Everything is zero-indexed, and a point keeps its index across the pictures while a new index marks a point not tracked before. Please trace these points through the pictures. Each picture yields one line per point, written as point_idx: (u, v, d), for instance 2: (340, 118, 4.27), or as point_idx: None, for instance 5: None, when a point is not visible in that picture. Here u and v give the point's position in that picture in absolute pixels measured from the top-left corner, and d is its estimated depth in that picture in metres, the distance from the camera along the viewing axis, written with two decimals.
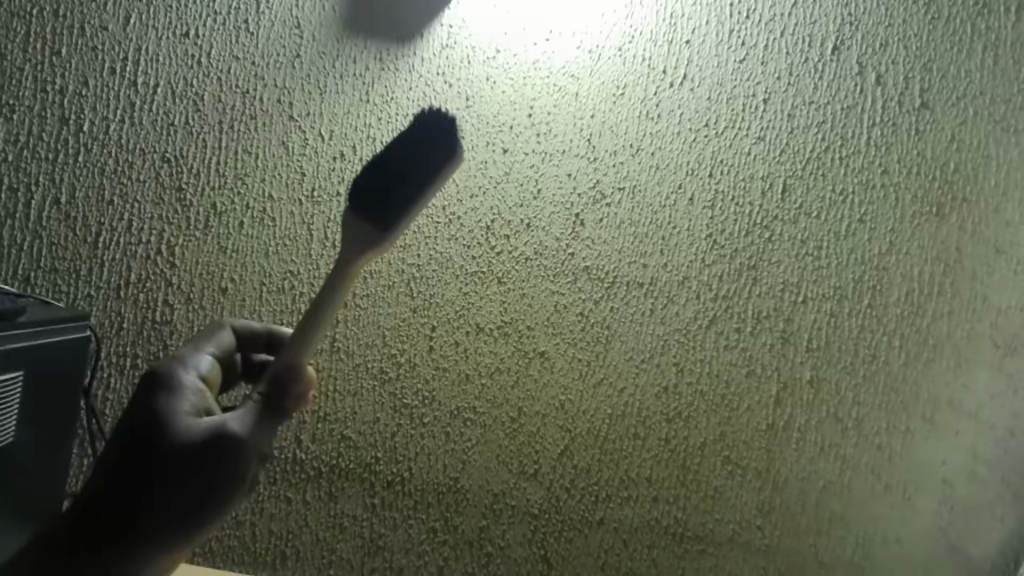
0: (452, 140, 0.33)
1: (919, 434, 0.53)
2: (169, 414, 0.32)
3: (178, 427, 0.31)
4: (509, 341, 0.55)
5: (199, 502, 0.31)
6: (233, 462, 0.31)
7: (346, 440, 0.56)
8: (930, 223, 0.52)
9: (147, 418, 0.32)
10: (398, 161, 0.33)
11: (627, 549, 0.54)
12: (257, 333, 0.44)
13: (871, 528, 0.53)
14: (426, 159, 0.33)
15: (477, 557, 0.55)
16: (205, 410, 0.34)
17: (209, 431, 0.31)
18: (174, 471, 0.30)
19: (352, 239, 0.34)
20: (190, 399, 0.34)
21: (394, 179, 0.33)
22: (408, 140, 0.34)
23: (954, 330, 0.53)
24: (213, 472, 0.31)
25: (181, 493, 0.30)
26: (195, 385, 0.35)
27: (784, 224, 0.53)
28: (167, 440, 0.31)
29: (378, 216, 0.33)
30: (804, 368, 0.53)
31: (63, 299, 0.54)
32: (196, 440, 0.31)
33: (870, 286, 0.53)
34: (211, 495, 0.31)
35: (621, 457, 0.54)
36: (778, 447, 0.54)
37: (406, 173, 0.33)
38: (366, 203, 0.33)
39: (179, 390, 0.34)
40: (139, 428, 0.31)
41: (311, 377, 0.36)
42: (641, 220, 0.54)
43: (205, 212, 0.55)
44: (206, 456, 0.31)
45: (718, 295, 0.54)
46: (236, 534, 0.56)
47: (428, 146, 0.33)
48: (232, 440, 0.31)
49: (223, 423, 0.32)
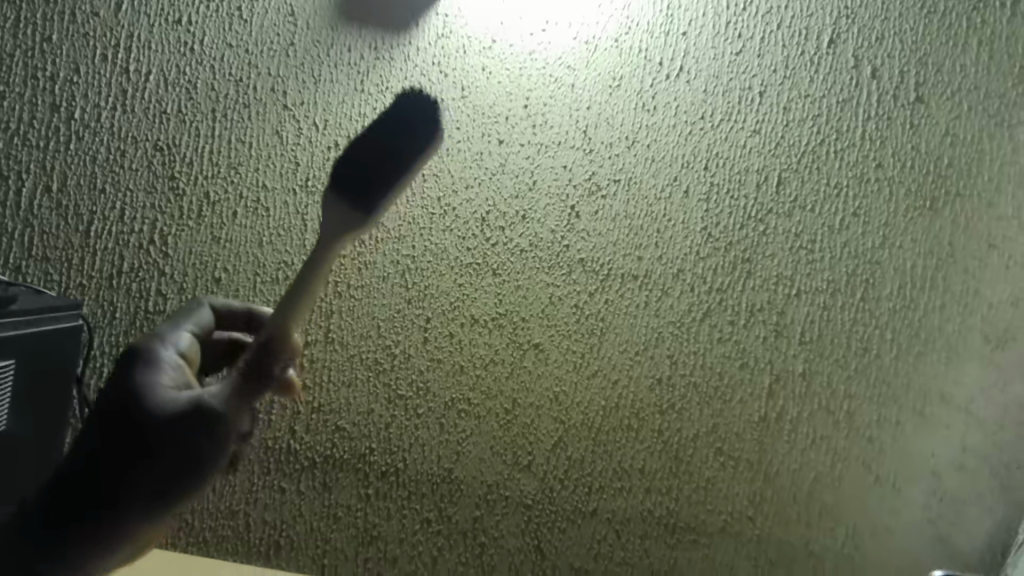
0: (435, 122, 0.33)
1: (909, 426, 0.53)
2: (147, 389, 0.32)
3: (155, 401, 0.31)
4: (504, 333, 0.55)
5: (184, 474, 0.30)
6: (216, 432, 0.31)
7: (341, 431, 0.56)
8: (924, 217, 0.53)
9: (124, 394, 0.32)
10: (379, 136, 0.32)
11: (619, 539, 0.55)
12: (237, 312, 0.44)
13: (859, 519, 0.54)
14: (413, 137, 0.32)
15: (470, 547, 0.56)
16: (186, 382, 0.34)
17: (188, 404, 0.31)
18: (158, 443, 0.30)
19: (335, 222, 0.31)
20: (168, 374, 0.34)
21: (377, 155, 0.31)
22: (388, 117, 0.33)
23: (946, 323, 0.53)
24: (195, 442, 0.30)
25: (169, 465, 0.30)
26: (173, 359, 0.35)
27: (779, 217, 0.53)
28: (148, 415, 0.31)
29: (360, 194, 0.31)
30: (797, 361, 0.54)
31: (55, 288, 0.54)
32: (175, 412, 0.31)
33: (863, 279, 0.53)
34: (197, 466, 0.31)
35: (614, 449, 0.55)
36: (769, 439, 0.54)
37: (394, 149, 0.31)
38: (348, 182, 0.31)
39: (155, 364, 0.34)
40: (118, 401, 0.31)
41: (292, 348, 0.33)
42: (637, 213, 0.54)
43: (198, 201, 0.55)
44: (185, 428, 0.30)
45: (712, 289, 0.54)
46: (231, 524, 0.56)
47: (414, 125, 0.33)
48: (211, 411, 0.31)
49: (202, 396, 0.31)
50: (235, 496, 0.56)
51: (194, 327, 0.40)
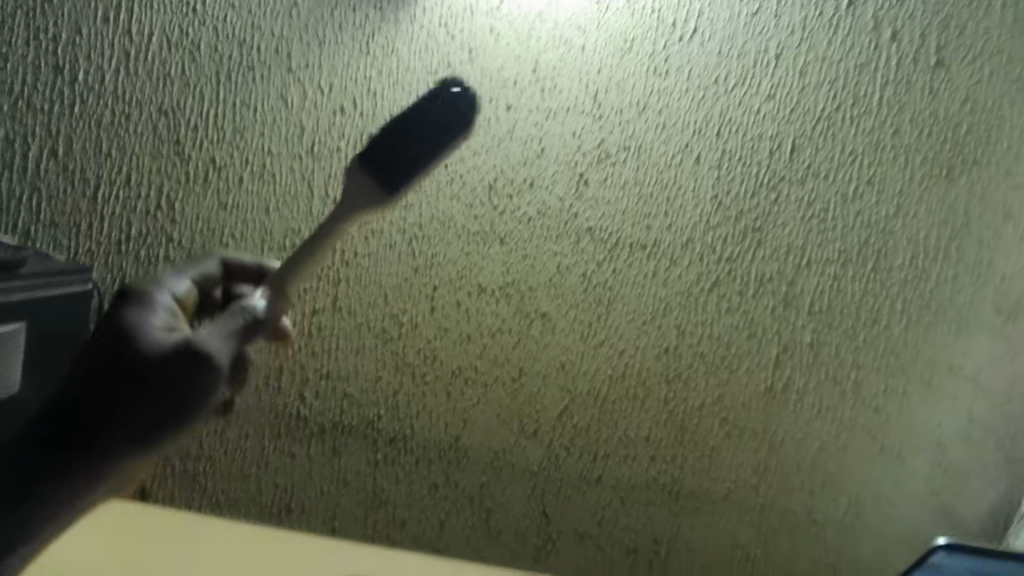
0: (467, 120, 0.35)
1: (915, 397, 0.54)
2: (138, 329, 0.31)
3: (147, 341, 0.31)
4: (511, 302, 0.55)
5: (176, 411, 0.31)
6: (209, 373, 0.31)
7: (349, 397, 0.56)
8: (940, 186, 0.52)
9: (115, 332, 0.31)
10: (410, 126, 0.34)
11: (624, 506, 0.56)
12: (247, 265, 0.42)
13: (862, 487, 0.55)
14: (446, 135, 0.35)
15: (477, 512, 0.57)
16: (180, 325, 0.33)
17: (180, 345, 0.31)
18: (149, 380, 0.30)
19: (354, 199, 0.34)
20: (161, 316, 0.33)
21: (404, 144, 0.34)
22: (425, 108, 0.35)
23: (957, 294, 0.53)
24: (188, 381, 0.30)
25: (158, 402, 0.30)
26: (169, 303, 0.35)
27: (791, 185, 0.53)
28: (139, 353, 0.31)
29: (379, 179, 0.34)
30: (805, 332, 0.54)
31: (64, 253, 0.55)
32: (166, 352, 0.31)
33: (875, 249, 0.53)
34: (189, 404, 0.31)
35: (619, 418, 0.55)
36: (774, 408, 0.55)
37: (422, 145, 0.34)
38: (372, 165, 0.34)
39: (150, 305, 0.33)
40: (108, 339, 0.31)
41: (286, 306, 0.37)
42: (646, 180, 0.54)
43: (204, 166, 0.54)
44: (177, 367, 0.30)
45: (721, 258, 0.54)
46: (243, 487, 0.57)
47: (445, 121, 0.35)
48: (203, 353, 0.31)
49: (193, 338, 0.31)
50: (247, 460, 0.57)
51: (196, 275, 0.39)
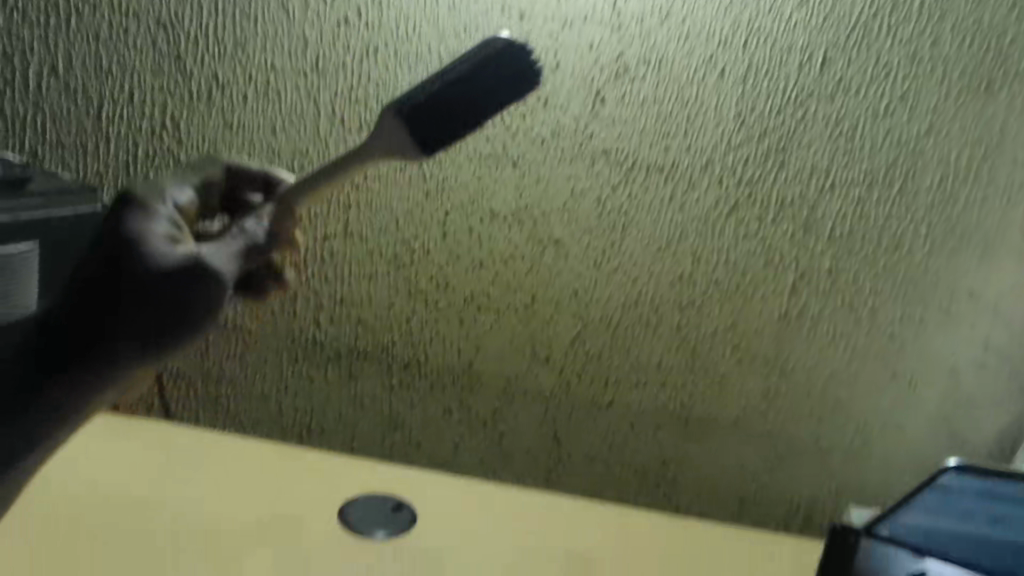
0: (526, 87, 0.34)
1: (932, 325, 0.53)
2: (141, 238, 0.30)
3: (151, 251, 0.30)
4: (524, 228, 0.54)
5: (177, 327, 0.31)
6: (212, 292, 0.31)
7: (364, 323, 0.57)
8: (977, 101, 0.49)
9: (117, 240, 0.30)
10: (464, 84, 0.33)
11: (633, 430, 0.58)
12: (253, 173, 0.39)
13: (871, 413, 0.56)
14: (504, 97, 0.34)
15: (490, 435, 0.59)
16: (184, 237, 0.32)
17: (186, 260, 0.30)
18: (152, 293, 0.30)
19: (387, 143, 0.33)
20: (163, 225, 0.31)
21: (453, 102, 0.33)
22: (488, 64, 0.33)
23: (985, 218, 0.51)
24: (192, 297, 0.31)
25: (159, 315, 0.30)
26: (172, 212, 0.32)
27: (820, 101, 0.50)
28: (142, 263, 0.30)
29: (415, 130, 0.33)
30: (824, 258, 0.53)
31: (73, 173, 0.54)
32: (172, 266, 0.30)
33: (903, 171, 0.51)
34: (190, 322, 0.31)
35: (631, 345, 0.56)
36: (787, 335, 0.55)
37: (470, 108, 0.33)
38: (414, 114, 0.33)
39: (151, 213, 0.31)
40: (110, 246, 0.30)
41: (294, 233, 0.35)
42: (667, 98, 0.51)
43: (207, 83, 0.53)
44: (181, 281, 0.30)
45: (741, 181, 0.52)
46: (265, 409, 0.59)
47: (502, 84, 0.34)
48: (209, 271, 0.31)
49: (201, 255, 0.31)
50: (266, 384, 0.58)
51: (198, 183, 0.36)
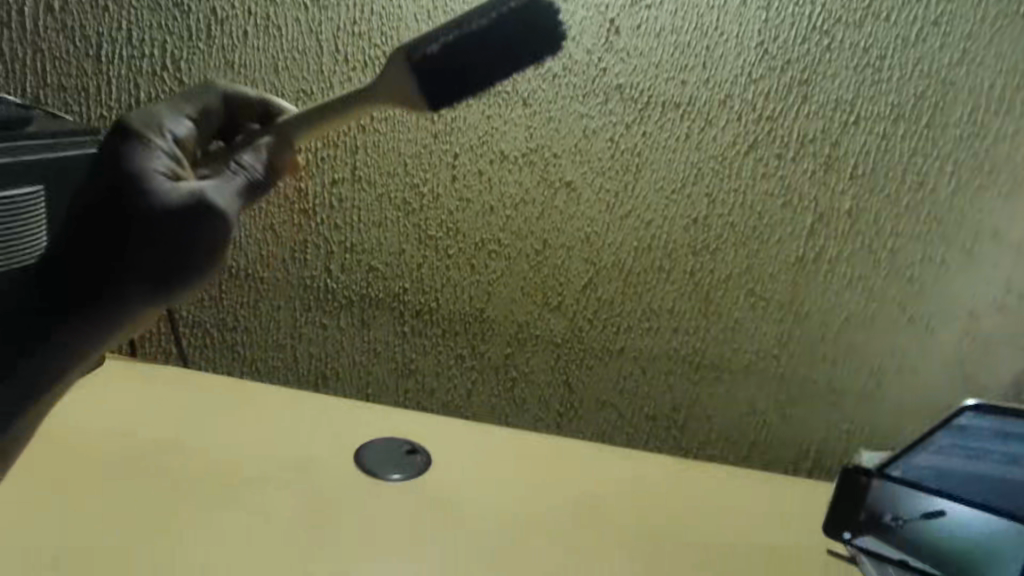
0: (549, 49, 0.34)
1: (954, 266, 0.52)
2: (144, 175, 0.31)
3: (155, 187, 0.31)
4: (535, 171, 0.52)
5: (183, 264, 0.32)
6: (215, 229, 0.32)
7: (375, 271, 0.56)
8: (1015, 25, 0.47)
9: (122, 176, 0.31)
10: (483, 42, 0.33)
11: (645, 375, 0.58)
12: (251, 101, 0.38)
13: (886, 357, 0.55)
14: (524, 58, 0.34)
15: (502, 381, 0.59)
16: (185, 173, 0.33)
17: (190, 197, 0.31)
18: (159, 229, 0.31)
19: (398, 94, 0.34)
20: (162, 160, 0.32)
21: (471, 60, 0.33)
22: (510, 21, 0.33)
23: (1016, 153, 0.49)
24: (195, 235, 0.32)
25: (167, 252, 0.32)
26: (170, 147, 0.33)
27: (847, 28, 0.47)
28: (148, 199, 0.31)
29: (430, 85, 0.33)
30: (845, 198, 0.51)
31: (76, 117, 0.53)
32: (175, 203, 0.31)
33: (931, 104, 0.48)
34: (195, 259, 0.32)
35: (644, 289, 0.55)
36: (804, 279, 0.54)
37: (487, 67, 0.33)
38: (430, 68, 0.33)
39: (149, 147, 0.32)
40: (115, 181, 0.31)
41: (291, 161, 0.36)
42: (685, 27, 0.48)
43: (206, 19, 0.51)
44: (185, 218, 0.31)
45: (761, 117, 0.50)
46: (280, 356, 0.59)
47: (523, 44, 0.33)
48: (211, 208, 0.32)
49: (203, 192, 0.32)
50: (280, 332, 0.58)
51: (196, 112, 0.36)
